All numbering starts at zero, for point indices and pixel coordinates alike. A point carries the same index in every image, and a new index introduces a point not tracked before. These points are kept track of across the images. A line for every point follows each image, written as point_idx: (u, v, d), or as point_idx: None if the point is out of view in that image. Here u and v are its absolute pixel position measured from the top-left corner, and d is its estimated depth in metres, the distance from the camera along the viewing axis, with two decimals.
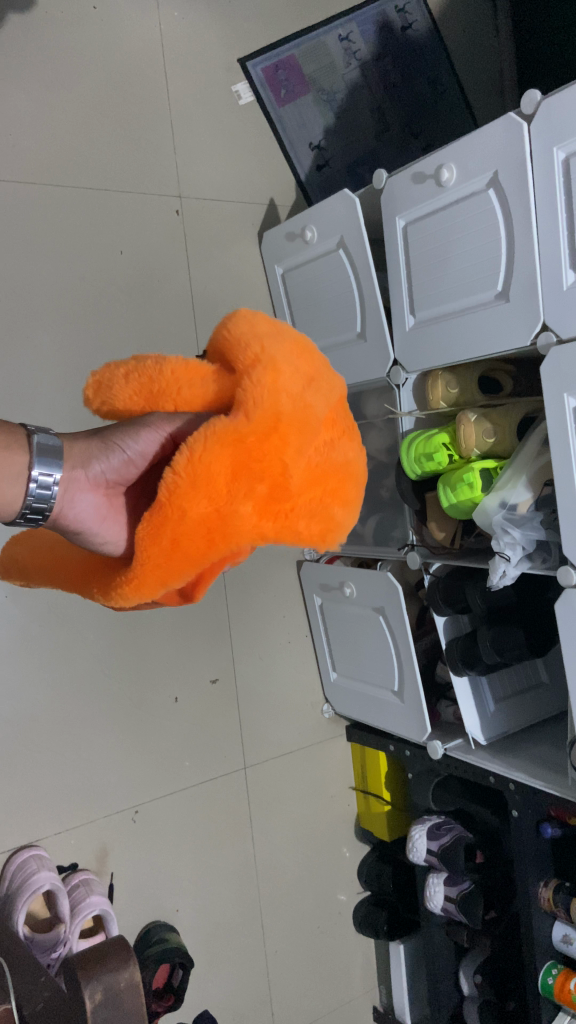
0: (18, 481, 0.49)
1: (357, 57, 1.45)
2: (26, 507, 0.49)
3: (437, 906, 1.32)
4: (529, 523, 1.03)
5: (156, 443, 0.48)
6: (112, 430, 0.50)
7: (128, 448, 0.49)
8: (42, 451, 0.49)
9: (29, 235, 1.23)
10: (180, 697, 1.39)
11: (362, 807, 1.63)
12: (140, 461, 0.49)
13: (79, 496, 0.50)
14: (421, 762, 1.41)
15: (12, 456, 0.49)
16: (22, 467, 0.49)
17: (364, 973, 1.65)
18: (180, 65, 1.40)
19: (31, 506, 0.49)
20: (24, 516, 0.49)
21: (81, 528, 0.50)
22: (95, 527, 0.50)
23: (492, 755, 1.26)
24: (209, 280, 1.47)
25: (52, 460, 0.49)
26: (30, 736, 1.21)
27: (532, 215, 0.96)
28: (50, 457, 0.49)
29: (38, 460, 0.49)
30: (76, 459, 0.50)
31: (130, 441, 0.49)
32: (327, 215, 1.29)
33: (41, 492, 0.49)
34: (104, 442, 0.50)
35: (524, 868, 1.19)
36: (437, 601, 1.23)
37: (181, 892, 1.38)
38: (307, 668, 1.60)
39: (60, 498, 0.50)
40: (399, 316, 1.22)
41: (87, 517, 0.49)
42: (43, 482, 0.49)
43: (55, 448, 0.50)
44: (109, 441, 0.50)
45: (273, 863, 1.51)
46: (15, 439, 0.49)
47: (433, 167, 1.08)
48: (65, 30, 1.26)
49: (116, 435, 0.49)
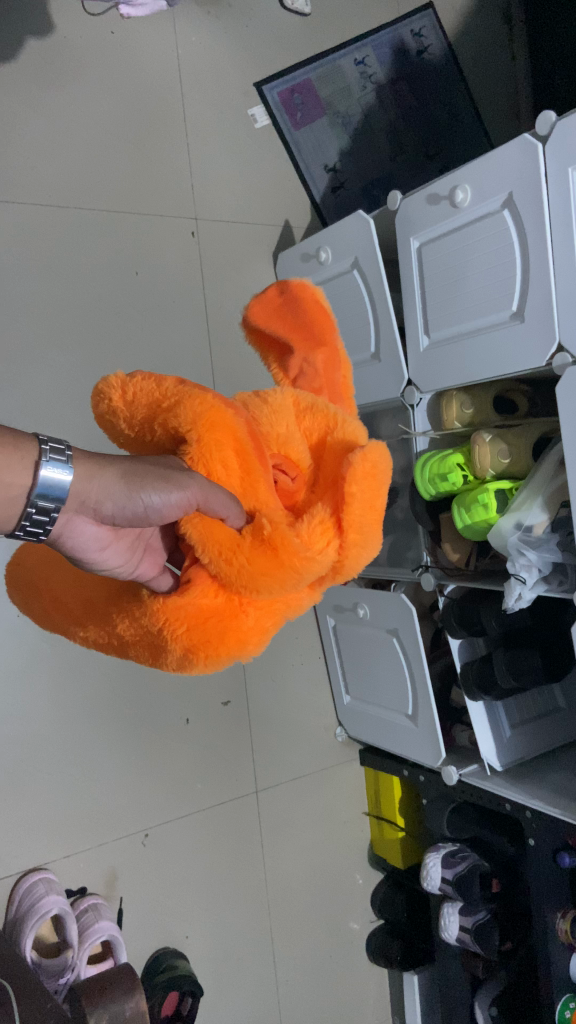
0: (15, 504, 0.40)
1: (373, 80, 1.48)
2: (20, 528, 0.42)
3: (451, 936, 1.30)
4: (546, 545, 1.01)
5: (181, 508, 0.43)
6: (139, 474, 0.42)
7: (148, 502, 0.42)
8: (46, 470, 0.40)
9: (44, 256, 1.24)
10: (191, 718, 1.38)
11: (376, 834, 1.60)
12: (158, 517, 0.43)
13: (81, 530, 0.44)
14: (435, 787, 1.39)
15: (10, 472, 0.40)
16: (21, 488, 0.40)
17: (377, 1005, 1.61)
18: (197, 87, 1.42)
19: (25, 528, 0.42)
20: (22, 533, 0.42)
21: (78, 555, 0.45)
22: (93, 555, 0.46)
23: (508, 782, 1.23)
24: (224, 299, 1.46)
25: (57, 490, 0.41)
26: (39, 757, 1.21)
27: (547, 235, 0.95)
28: (57, 478, 0.41)
29: (40, 489, 0.40)
30: (82, 489, 0.41)
31: (155, 492, 0.42)
32: (342, 236, 1.29)
33: (38, 520, 0.41)
34: (126, 485, 0.42)
35: (542, 901, 1.16)
36: (451, 624, 1.21)
37: (191, 919, 1.36)
38: (320, 691, 1.57)
39: (60, 522, 0.43)
40: (413, 337, 1.21)
41: (85, 547, 0.45)
42: (42, 512, 0.41)
43: (64, 471, 0.41)
44: (131, 490, 0.42)
45: (284, 890, 1.48)
46: (16, 448, 0.40)
47: (448, 188, 1.08)
48: (83, 61, 1.28)
49: (142, 485, 0.42)
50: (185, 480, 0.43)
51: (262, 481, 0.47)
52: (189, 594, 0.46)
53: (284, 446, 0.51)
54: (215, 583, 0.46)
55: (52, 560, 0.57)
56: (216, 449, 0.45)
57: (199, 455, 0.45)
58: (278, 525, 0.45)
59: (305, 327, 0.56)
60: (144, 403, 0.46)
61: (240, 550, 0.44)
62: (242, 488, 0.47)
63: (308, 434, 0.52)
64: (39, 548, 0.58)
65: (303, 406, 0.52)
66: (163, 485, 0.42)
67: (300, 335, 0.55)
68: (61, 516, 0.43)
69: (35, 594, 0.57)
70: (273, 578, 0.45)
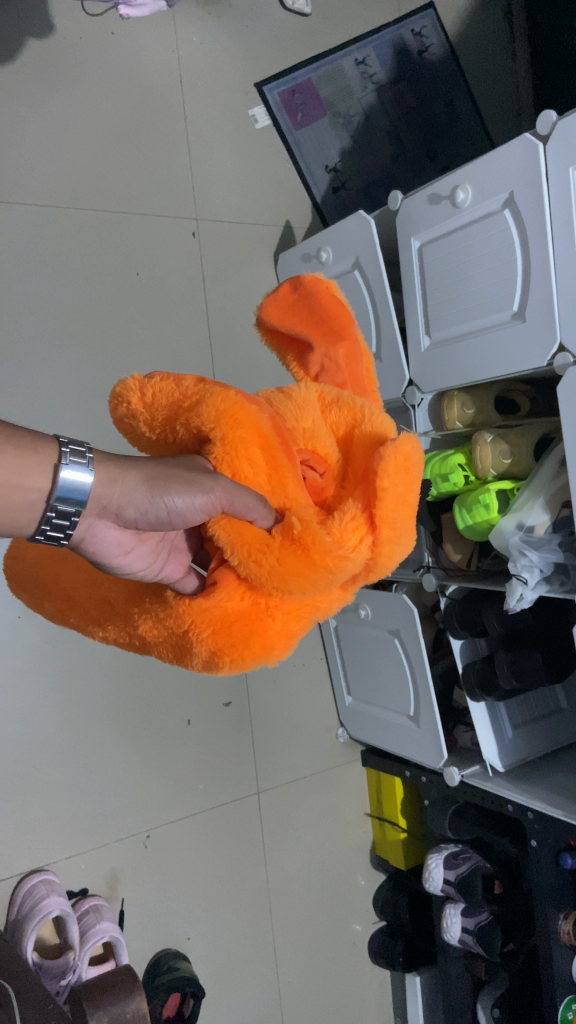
0: (34, 507, 0.41)
1: (374, 81, 1.48)
2: (40, 531, 0.42)
3: (453, 937, 1.29)
4: (547, 545, 1.00)
5: (205, 510, 0.42)
6: (162, 478, 0.42)
7: (171, 505, 0.42)
8: (65, 472, 0.41)
9: (45, 256, 1.24)
10: (193, 719, 1.38)
11: (378, 835, 1.60)
12: (181, 520, 0.42)
13: (102, 534, 0.44)
14: (438, 788, 1.38)
15: (29, 476, 0.40)
16: (40, 491, 0.41)
17: (380, 1006, 1.61)
18: (198, 87, 1.42)
19: (45, 529, 0.42)
20: (43, 535, 0.42)
21: (101, 558, 0.45)
22: (116, 558, 0.45)
23: (510, 783, 1.23)
24: (225, 300, 1.46)
25: (77, 493, 0.41)
26: (41, 758, 1.21)
27: (548, 234, 0.95)
28: (78, 480, 0.41)
29: (59, 491, 0.41)
30: (103, 492, 0.42)
31: (176, 494, 0.41)
32: (343, 236, 1.29)
33: (58, 523, 0.42)
34: (149, 486, 0.41)
35: (544, 902, 1.15)
36: (453, 624, 1.21)
37: (193, 921, 1.35)
38: (322, 692, 1.57)
39: (81, 526, 0.43)
40: (414, 337, 1.21)
41: (108, 550, 0.45)
42: (62, 515, 0.41)
43: (84, 472, 0.41)
44: (154, 491, 0.41)
45: (287, 891, 1.48)
46: (36, 448, 0.41)
47: (449, 188, 1.08)
48: (84, 62, 1.28)
49: (166, 486, 0.41)
50: (210, 484, 0.42)
51: (291, 479, 0.46)
52: (217, 595, 0.45)
53: (312, 441, 0.49)
54: (241, 583, 0.45)
55: (56, 560, 0.55)
56: (241, 445, 0.44)
57: (225, 454, 0.44)
58: (309, 524, 0.44)
59: (326, 325, 0.55)
60: (165, 403, 0.45)
61: (269, 551, 0.43)
62: (268, 487, 0.46)
63: (335, 428, 0.50)
64: (41, 546, 0.56)
65: (331, 401, 0.51)
66: (186, 488, 0.41)
67: (319, 331, 0.55)
68: (82, 520, 0.43)
69: (46, 594, 0.55)
70: (302, 579, 0.43)
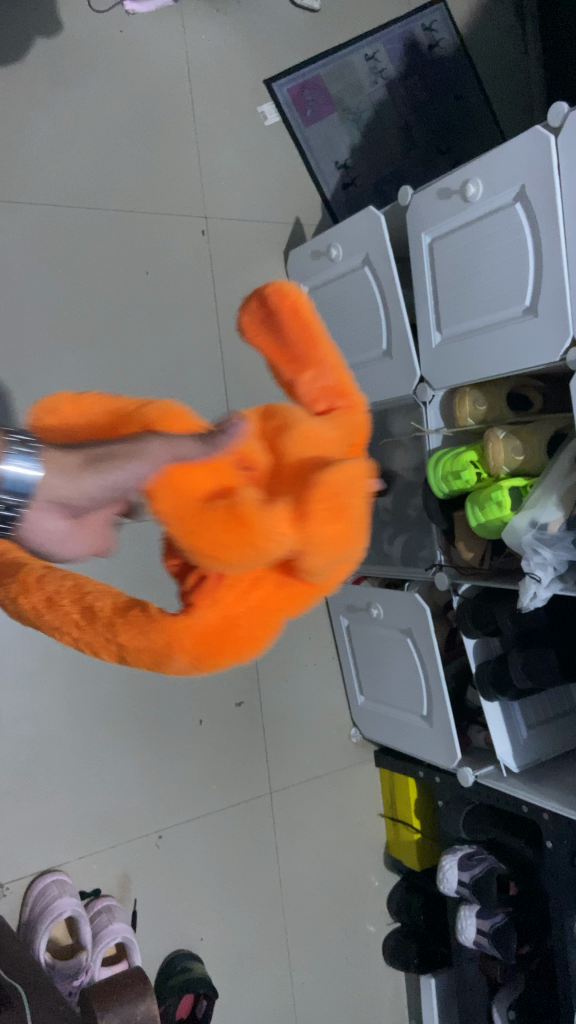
0: None
1: (384, 76, 1.47)
2: None
3: (469, 938, 1.29)
4: (561, 543, 0.99)
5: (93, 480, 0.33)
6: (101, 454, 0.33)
7: (113, 482, 0.33)
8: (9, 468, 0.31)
9: (53, 257, 1.24)
10: (204, 719, 1.37)
11: (392, 835, 1.58)
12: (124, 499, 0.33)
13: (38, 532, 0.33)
14: (451, 788, 1.37)
15: None
16: None
17: (395, 1007, 1.60)
18: (207, 85, 1.41)
19: None
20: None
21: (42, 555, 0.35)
22: (59, 553, 0.34)
23: (525, 784, 1.21)
24: (235, 298, 1.45)
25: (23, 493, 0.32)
26: (52, 759, 1.21)
27: (560, 229, 0.94)
28: (27, 481, 0.31)
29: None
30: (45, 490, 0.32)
31: (118, 468, 0.33)
32: (352, 232, 1.28)
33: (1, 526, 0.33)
34: (93, 466, 0.33)
35: (560, 904, 1.14)
36: (466, 624, 1.20)
37: (206, 921, 1.35)
38: (334, 692, 1.56)
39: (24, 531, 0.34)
40: (425, 333, 1.20)
41: (47, 546, 0.34)
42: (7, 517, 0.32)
43: (33, 469, 0.32)
44: (98, 472, 0.32)
45: (300, 892, 1.47)
46: None
47: (459, 182, 1.07)
48: (91, 61, 1.28)
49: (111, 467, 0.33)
50: (142, 447, 0.34)
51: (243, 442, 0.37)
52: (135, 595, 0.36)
53: None
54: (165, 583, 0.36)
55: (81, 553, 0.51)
56: (172, 437, 0.39)
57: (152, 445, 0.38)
58: (249, 492, 0.33)
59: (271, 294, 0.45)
60: (86, 424, 0.41)
61: (193, 525, 0.33)
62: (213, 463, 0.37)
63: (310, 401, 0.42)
64: None
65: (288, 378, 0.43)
66: (127, 463, 0.33)
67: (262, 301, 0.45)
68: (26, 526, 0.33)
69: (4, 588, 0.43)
70: (239, 557, 0.33)
